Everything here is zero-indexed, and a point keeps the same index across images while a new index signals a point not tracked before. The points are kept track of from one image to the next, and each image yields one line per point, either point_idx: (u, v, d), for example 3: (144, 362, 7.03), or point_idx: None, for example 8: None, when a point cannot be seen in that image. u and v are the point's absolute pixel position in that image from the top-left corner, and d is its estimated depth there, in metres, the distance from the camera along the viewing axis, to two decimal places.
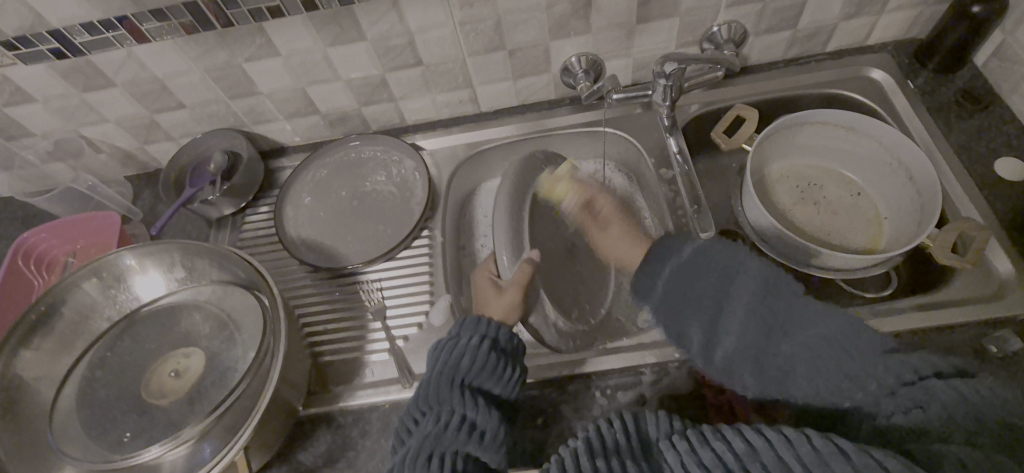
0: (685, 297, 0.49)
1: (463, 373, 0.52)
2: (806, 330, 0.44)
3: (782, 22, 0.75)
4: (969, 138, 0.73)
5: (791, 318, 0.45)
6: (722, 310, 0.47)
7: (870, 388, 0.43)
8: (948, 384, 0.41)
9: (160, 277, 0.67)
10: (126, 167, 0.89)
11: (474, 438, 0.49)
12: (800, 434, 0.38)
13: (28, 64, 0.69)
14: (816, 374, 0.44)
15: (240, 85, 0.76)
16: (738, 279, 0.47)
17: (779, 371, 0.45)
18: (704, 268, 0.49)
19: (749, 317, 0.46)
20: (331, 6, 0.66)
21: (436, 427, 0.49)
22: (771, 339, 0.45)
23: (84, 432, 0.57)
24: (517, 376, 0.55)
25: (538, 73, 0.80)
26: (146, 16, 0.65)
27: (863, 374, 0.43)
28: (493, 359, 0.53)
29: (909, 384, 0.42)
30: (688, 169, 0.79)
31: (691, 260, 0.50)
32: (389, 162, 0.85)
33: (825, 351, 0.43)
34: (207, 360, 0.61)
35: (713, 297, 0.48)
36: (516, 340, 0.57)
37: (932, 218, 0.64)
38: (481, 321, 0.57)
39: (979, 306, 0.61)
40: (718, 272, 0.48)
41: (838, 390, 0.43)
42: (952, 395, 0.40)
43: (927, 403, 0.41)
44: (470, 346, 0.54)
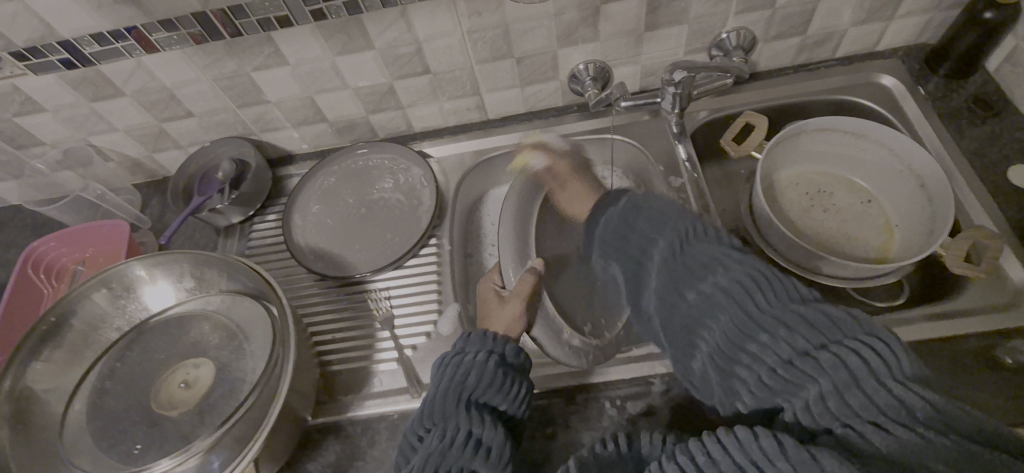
0: (620, 246, 0.55)
1: (469, 388, 0.52)
2: (713, 280, 0.44)
3: (792, 28, 0.75)
4: (981, 145, 0.72)
5: (702, 268, 0.46)
6: (646, 263, 0.52)
7: (773, 356, 0.39)
8: (851, 355, 0.36)
9: (169, 287, 0.68)
10: (134, 175, 0.89)
11: (481, 454, 0.47)
12: (748, 433, 0.36)
13: (38, 74, 0.69)
14: (716, 333, 0.43)
15: (248, 94, 0.76)
16: (671, 228, 0.50)
17: (688, 323, 0.45)
18: (637, 220, 0.54)
19: (667, 269, 0.48)
20: (339, 15, 0.66)
21: (442, 443, 0.48)
22: (685, 294, 0.46)
23: (94, 443, 0.57)
24: (523, 394, 0.54)
25: (546, 80, 0.80)
26: (155, 26, 0.65)
27: (765, 336, 0.40)
28: (499, 375, 0.53)
29: (817, 349, 0.38)
30: (697, 176, 0.78)
31: (625, 215, 0.56)
32: (396, 170, 0.84)
33: (723, 300, 0.43)
34: (216, 371, 0.61)
35: (642, 249, 0.52)
36: (522, 356, 0.57)
37: (946, 226, 0.63)
38: (487, 337, 0.57)
39: (991, 315, 0.61)
40: (645, 235, 0.53)
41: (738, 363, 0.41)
42: (860, 369, 0.35)
43: (825, 381, 0.36)
44: (477, 361, 0.54)
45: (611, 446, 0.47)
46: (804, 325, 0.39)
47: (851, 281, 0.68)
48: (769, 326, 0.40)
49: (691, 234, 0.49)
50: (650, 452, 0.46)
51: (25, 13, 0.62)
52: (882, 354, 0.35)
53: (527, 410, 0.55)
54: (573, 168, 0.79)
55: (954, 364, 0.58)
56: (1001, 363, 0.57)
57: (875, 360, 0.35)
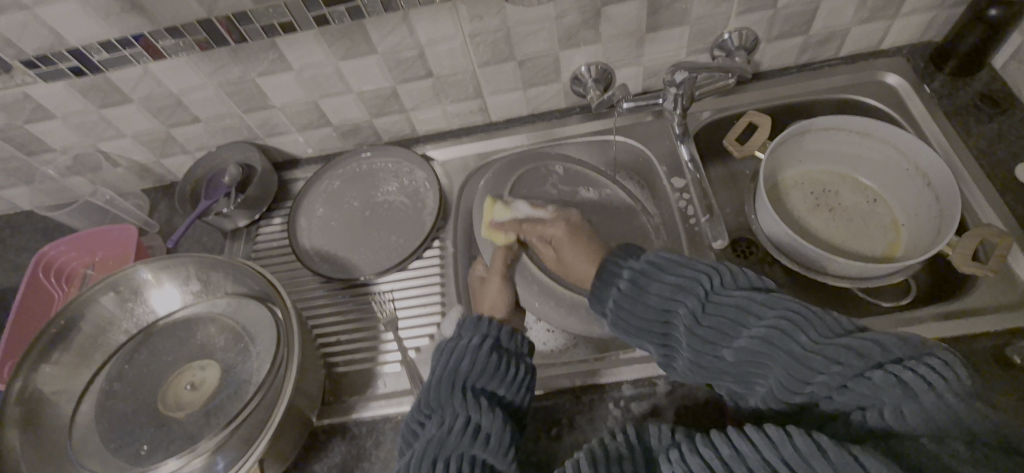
0: (633, 307, 0.52)
1: (465, 375, 0.52)
2: (749, 322, 0.45)
3: (794, 28, 0.75)
4: (988, 142, 0.72)
5: (730, 321, 0.46)
6: (675, 334, 0.50)
7: (827, 384, 0.42)
8: (894, 372, 0.39)
9: (175, 290, 0.69)
10: (142, 180, 0.90)
11: (479, 440, 0.49)
12: (781, 432, 0.39)
13: (48, 82, 0.70)
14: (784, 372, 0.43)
15: (254, 99, 0.77)
16: (686, 290, 0.49)
17: (735, 371, 0.46)
18: (654, 285, 0.51)
19: (693, 328, 0.47)
20: (342, 20, 0.67)
21: (440, 432, 0.50)
22: (719, 340, 0.46)
23: (103, 446, 0.57)
24: (523, 377, 0.54)
25: (548, 82, 0.80)
26: (162, 33, 0.66)
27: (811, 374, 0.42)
28: (494, 359, 0.53)
29: (869, 369, 0.40)
30: (700, 177, 0.78)
31: (643, 280, 0.52)
32: (400, 172, 0.85)
33: (762, 347, 0.44)
34: (222, 373, 0.62)
35: (666, 309, 0.50)
36: (518, 339, 0.57)
37: (953, 225, 0.63)
38: (481, 321, 0.57)
39: (997, 315, 0.60)
40: (661, 296, 0.50)
41: (801, 388, 0.43)
42: (907, 390, 0.38)
43: (886, 401, 0.39)
44: (470, 346, 0.54)
45: (619, 437, 0.46)
46: (847, 354, 0.41)
47: (858, 281, 0.68)
48: (803, 357, 0.42)
49: (711, 286, 0.48)
50: (659, 444, 0.45)
51: (35, 22, 0.63)
52: (938, 370, 0.38)
53: (530, 393, 0.55)
54: (568, 232, 0.67)
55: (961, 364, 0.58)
56: (1008, 363, 0.57)
57: (925, 376, 0.38)
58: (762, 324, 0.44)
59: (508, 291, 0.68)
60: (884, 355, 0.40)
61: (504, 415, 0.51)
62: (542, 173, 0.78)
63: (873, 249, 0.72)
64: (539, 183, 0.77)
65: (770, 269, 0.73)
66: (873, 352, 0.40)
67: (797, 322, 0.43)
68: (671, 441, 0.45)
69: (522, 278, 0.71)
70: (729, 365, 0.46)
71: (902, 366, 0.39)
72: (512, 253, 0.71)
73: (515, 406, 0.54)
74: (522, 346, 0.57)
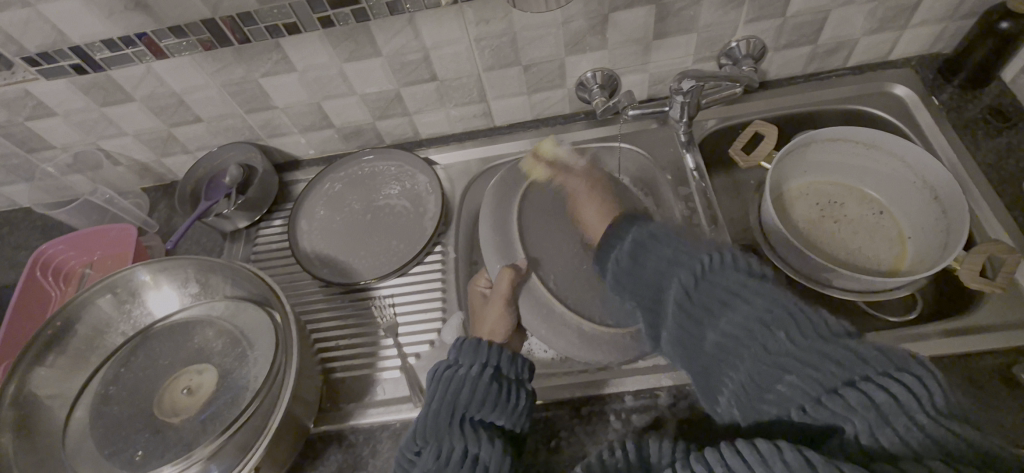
0: (636, 280, 0.51)
1: (464, 405, 0.51)
2: (743, 307, 0.43)
3: (802, 37, 0.74)
4: (997, 156, 0.71)
5: (721, 305, 0.44)
6: (665, 301, 0.49)
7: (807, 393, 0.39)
8: (882, 386, 0.36)
9: (173, 292, 0.68)
10: (143, 178, 0.89)
11: (479, 472, 0.47)
12: (772, 446, 0.37)
13: (49, 79, 0.70)
14: (746, 361, 0.42)
15: (256, 99, 0.76)
16: (684, 265, 0.47)
17: (712, 359, 0.44)
18: (648, 256, 0.51)
19: (682, 304, 0.46)
20: (347, 22, 0.66)
21: (437, 463, 0.48)
22: (710, 320, 0.44)
23: (98, 451, 0.57)
24: (523, 405, 0.53)
25: (553, 88, 0.80)
26: (165, 32, 0.65)
27: (793, 371, 0.39)
28: (493, 389, 0.52)
29: (847, 386, 0.37)
30: (705, 186, 0.78)
31: (638, 250, 0.52)
32: (403, 176, 0.84)
33: (744, 337, 0.42)
34: (219, 378, 0.61)
35: (662, 282, 0.49)
36: (517, 364, 0.56)
37: (961, 240, 0.62)
38: (480, 347, 0.55)
39: (1006, 332, 0.59)
40: (655, 278, 0.50)
41: (772, 383, 0.40)
42: (890, 403, 0.36)
43: (863, 415, 0.36)
44: (470, 376, 0.53)
45: (618, 451, 0.44)
46: (833, 363, 0.38)
47: (863, 296, 0.67)
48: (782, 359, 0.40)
49: (705, 265, 0.46)
50: (659, 462, 0.43)
51: (37, 19, 0.62)
52: (918, 388, 0.36)
53: (529, 419, 0.53)
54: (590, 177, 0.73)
55: (968, 383, 0.57)
56: (1015, 381, 0.56)
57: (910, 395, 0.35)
58: (748, 312, 0.43)
59: (507, 317, 0.66)
60: (882, 367, 0.37)
61: (503, 443, 0.50)
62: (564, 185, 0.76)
63: (878, 263, 0.71)
64: (548, 203, 0.75)
65: None
66: (855, 366, 0.38)
67: (791, 315, 0.41)
68: (670, 460, 0.42)
69: (525, 303, 0.68)
70: (649, 292, 0.50)
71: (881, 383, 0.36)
72: (520, 275, 0.68)
73: (516, 432, 0.53)
74: (523, 371, 0.56)
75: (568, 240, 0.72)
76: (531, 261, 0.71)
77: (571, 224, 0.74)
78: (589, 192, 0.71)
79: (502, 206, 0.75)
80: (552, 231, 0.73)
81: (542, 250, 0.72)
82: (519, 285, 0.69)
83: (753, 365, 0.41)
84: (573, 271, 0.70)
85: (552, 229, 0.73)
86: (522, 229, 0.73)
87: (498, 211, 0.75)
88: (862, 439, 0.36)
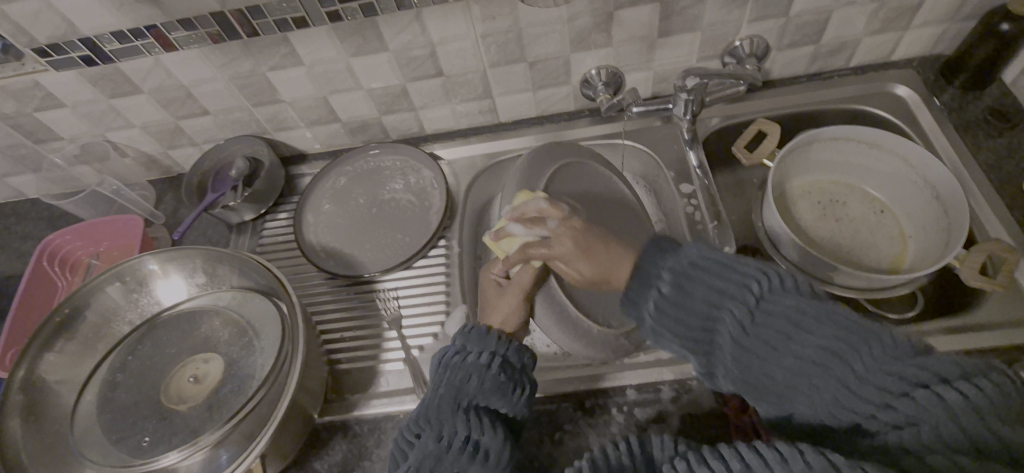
0: (680, 296, 0.45)
1: (469, 393, 0.50)
2: (799, 318, 0.41)
3: (806, 37, 0.75)
4: (997, 157, 0.72)
5: (782, 315, 0.41)
6: (715, 312, 0.44)
7: (870, 398, 0.38)
8: (938, 390, 0.36)
9: (181, 282, 0.69)
10: (149, 171, 0.90)
11: (478, 460, 0.47)
12: (791, 447, 0.37)
13: (59, 71, 0.70)
14: (806, 368, 0.40)
15: (263, 93, 0.77)
16: (737, 276, 0.44)
17: (765, 367, 0.41)
18: (697, 268, 0.46)
19: (740, 312, 0.43)
20: (354, 16, 0.67)
21: (439, 446, 0.48)
22: (767, 326, 0.42)
23: (105, 437, 0.57)
24: (528, 396, 0.53)
25: (558, 84, 0.80)
26: (174, 25, 0.66)
27: (854, 373, 0.38)
28: (502, 379, 0.51)
29: (907, 388, 0.37)
30: (708, 183, 0.78)
31: (687, 267, 0.46)
32: (408, 171, 0.85)
33: (806, 342, 0.40)
34: (226, 367, 0.62)
35: (708, 295, 0.45)
36: (526, 355, 0.54)
37: (961, 238, 0.63)
38: (489, 335, 0.54)
39: (1005, 330, 0.60)
40: (707, 288, 0.45)
41: (831, 388, 0.39)
42: (952, 402, 0.35)
43: (922, 420, 0.36)
44: (478, 364, 0.51)
45: (621, 447, 0.43)
46: (892, 364, 0.38)
47: (863, 292, 0.68)
48: (835, 368, 0.39)
49: (758, 280, 0.43)
50: (661, 456, 0.42)
51: (48, 10, 0.63)
52: (974, 388, 0.36)
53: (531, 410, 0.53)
54: (576, 232, 0.56)
55: None
56: None
57: (968, 394, 0.35)
58: (814, 320, 0.40)
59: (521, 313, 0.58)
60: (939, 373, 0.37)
61: (505, 433, 0.50)
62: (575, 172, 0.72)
63: (878, 262, 0.71)
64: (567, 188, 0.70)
65: None
66: (913, 368, 0.37)
67: (843, 327, 0.40)
68: (673, 453, 0.42)
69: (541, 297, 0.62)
70: (692, 300, 0.45)
71: (943, 386, 0.36)
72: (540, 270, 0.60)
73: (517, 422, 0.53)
74: (530, 361, 0.54)
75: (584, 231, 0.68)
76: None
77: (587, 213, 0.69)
78: (572, 246, 0.55)
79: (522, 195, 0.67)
80: None
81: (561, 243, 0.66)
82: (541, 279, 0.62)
83: (810, 369, 0.40)
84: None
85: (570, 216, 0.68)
86: None
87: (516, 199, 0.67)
88: (906, 437, 0.36)
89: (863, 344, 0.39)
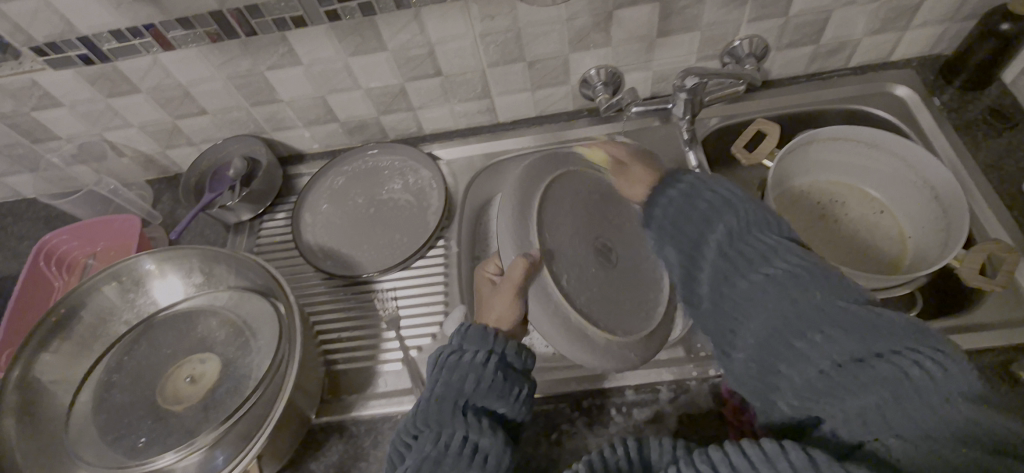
0: (676, 223, 0.54)
1: (469, 393, 0.50)
2: (774, 261, 0.44)
3: (805, 37, 0.75)
4: (996, 157, 0.72)
5: (758, 258, 0.45)
6: (697, 247, 0.51)
7: (820, 363, 0.39)
8: (905, 366, 0.36)
9: (178, 281, 0.68)
10: (147, 170, 0.90)
11: (478, 460, 0.46)
12: (776, 446, 0.36)
13: (56, 70, 0.70)
14: (770, 323, 0.42)
15: (261, 92, 0.77)
16: (729, 211, 0.50)
17: (736, 310, 0.45)
18: (698, 203, 0.53)
19: (722, 251, 0.48)
20: (353, 16, 0.67)
21: (438, 449, 0.47)
22: (747, 268, 0.45)
23: (101, 438, 0.57)
24: (524, 397, 0.53)
25: (557, 84, 0.80)
26: (173, 24, 0.66)
27: (822, 338, 0.39)
28: (499, 379, 0.51)
29: (870, 357, 0.37)
30: (706, 184, 0.78)
31: (688, 198, 0.54)
32: (406, 170, 0.85)
33: (774, 293, 0.42)
34: (222, 367, 0.62)
35: (698, 231, 0.51)
36: (524, 358, 0.55)
37: (961, 238, 0.62)
38: (487, 335, 0.54)
39: (1006, 330, 0.60)
40: (693, 225, 0.52)
41: (795, 347, 0.41)
42: (920, 379, 0.35)
43: (882, 394, 0.36)
44: (476, 364, 0.52)
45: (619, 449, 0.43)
46: (861, 327, 0.38)
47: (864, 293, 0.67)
48: (801, 320, 0.40)
49: (754, 219, 0.48)
50: (659, 460, 0.42)
51: (45, 9, 0.63)
52: (941, 363, 0.35)
53: (528, 411, 0.54)
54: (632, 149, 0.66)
55: None
56: (1013, 380, 0.57)
57: (935, 373, 0.35)
58: (784, 269, 0.43)
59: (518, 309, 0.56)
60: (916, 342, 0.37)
61: (504, 436, 0.50)
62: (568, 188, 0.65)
63: (877, 262, 0.71)
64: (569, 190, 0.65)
65: None
66: (878, 338, 0.38)
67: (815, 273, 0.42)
68: (672, 458, 0.42)
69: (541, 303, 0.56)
70: (687, 236, 0.52)
71: (906, 358, 0.36)
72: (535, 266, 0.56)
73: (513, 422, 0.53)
74: (528, 364, 0.55)
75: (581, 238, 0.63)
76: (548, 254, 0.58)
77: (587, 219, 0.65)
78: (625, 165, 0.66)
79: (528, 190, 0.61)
80: (573, 227, 0.63)
81: (560, 245, 0.60)
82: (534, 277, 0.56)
83: (767, 327, 0.42)
84: (586, 277, 0.61)
85: (571, 221, 0.63)
86: (545, 217, 0.61)
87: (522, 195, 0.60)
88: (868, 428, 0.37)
89: (839, 312, 0.39)
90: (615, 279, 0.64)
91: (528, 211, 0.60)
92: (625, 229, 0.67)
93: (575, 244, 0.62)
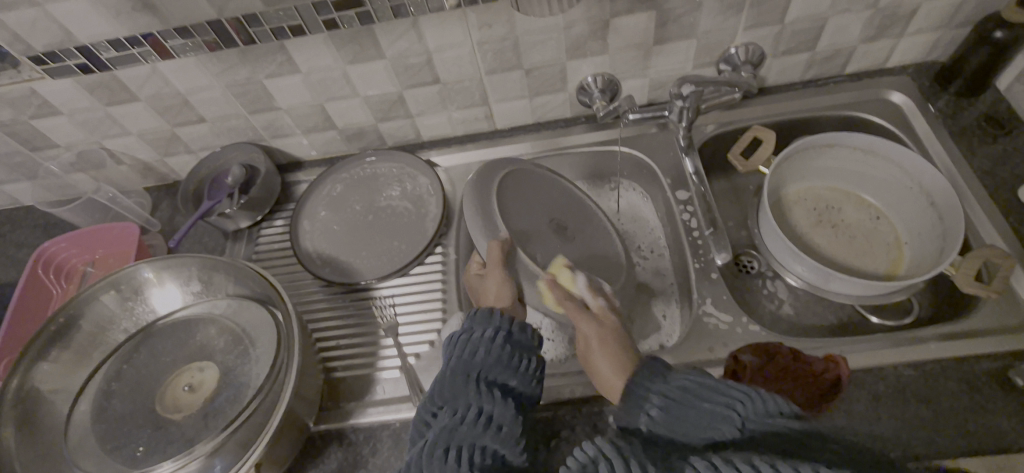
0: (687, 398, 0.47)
1: (479, 367, 0.51)
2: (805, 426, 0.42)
3: (801, 44, 0.75)
4: (991, 163, 0.72)
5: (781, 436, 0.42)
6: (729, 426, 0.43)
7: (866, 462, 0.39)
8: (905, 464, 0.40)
9: (176, 290, 0.69)
10: (146, 178, 0.90)
11: (493, 428, 0.47)
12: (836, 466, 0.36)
13: (55, 79, 0.70)
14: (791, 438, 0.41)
15: (260, 101, 0.77)
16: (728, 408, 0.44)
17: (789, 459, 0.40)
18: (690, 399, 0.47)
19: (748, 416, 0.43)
20: (351, 25, 0.67)
21: (452, 419, 0.47)
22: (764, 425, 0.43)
23: (99, 446, 0.57)
24: (535, 370, 0.53)
25: (554, 92, 0.80)
26: (171, 33, 0.66)
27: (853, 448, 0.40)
28: (507, 352, 0.52)
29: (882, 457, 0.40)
30: (704, 190, 0.78)
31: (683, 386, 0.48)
32: (404, 177, 0.85)
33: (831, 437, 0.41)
34: (221, 375, 0.62)
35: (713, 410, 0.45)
36: (530, 332, 0.56)
37: (957, 245, 0.63)
38: (493, 314, 0.56)
39: (1002, 336, 0.60)
40: (708, 404, 0.45)
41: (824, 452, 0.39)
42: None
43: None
44: (484, 339, 0.53)
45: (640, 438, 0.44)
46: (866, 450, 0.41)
47: (859, 299, 0.68)
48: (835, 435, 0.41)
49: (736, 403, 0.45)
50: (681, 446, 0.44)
51: (44, 19, 0.63)
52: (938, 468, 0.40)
53: (541, 387, 0.54)
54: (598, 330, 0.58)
55: (966, 387, 0.57)
56: (1011, 386, 0.57)
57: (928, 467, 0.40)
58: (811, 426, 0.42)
59: (509, 287, 0.61)
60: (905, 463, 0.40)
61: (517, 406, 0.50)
62: (522, 180, 0.73)
63: (874, 268, 0.72)
64: (523, 183, 0.73)
65: (772, 285, 0.73)
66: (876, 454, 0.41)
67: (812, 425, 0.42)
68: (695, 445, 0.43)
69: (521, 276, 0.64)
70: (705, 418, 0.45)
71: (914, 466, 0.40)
72: (509, 246, 0.64)
73: (528, 398, 0.52)
74: (534, 339, 0.56)
75: (540, 220, 0.72)
76: (517, 236, 0.67)
77: (542, 205, 0.73)
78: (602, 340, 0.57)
79: (485, 196, 0.67)
80: (529, 212, 0.71)
81: (524, 227, 0.69)
82: (512, 255, 0.64)
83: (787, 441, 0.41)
84: (547, 251, 0.69)
85: (528, 206, 0.71)
86: (503, 208, 0.68)
87: (480, 201, 0.67)
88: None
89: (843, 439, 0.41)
90: (579, 251, 0.72)
91: (490, 203, 0.67)
92: (577, 214, 0.76)
93: (536, 227, 0.70)
